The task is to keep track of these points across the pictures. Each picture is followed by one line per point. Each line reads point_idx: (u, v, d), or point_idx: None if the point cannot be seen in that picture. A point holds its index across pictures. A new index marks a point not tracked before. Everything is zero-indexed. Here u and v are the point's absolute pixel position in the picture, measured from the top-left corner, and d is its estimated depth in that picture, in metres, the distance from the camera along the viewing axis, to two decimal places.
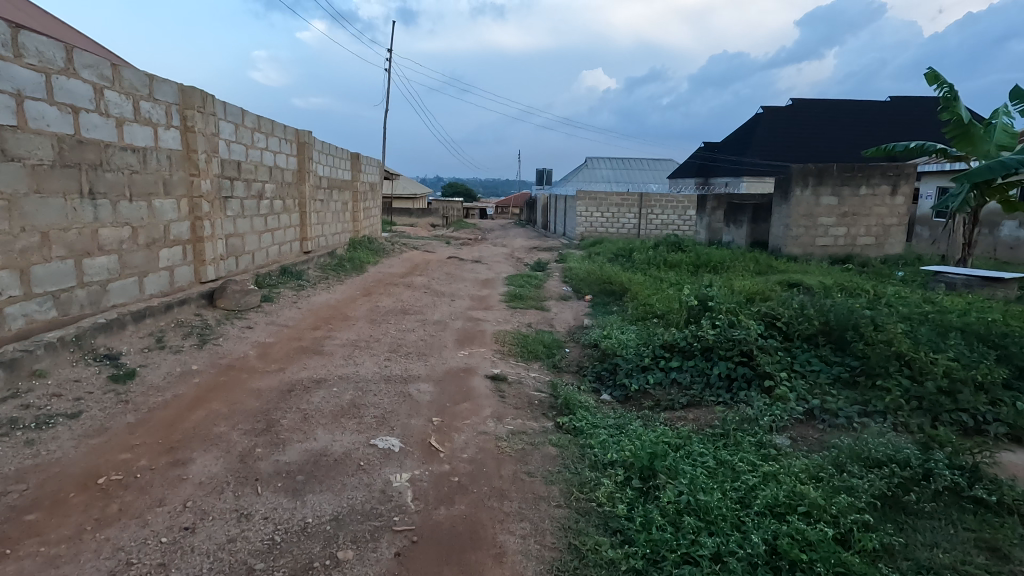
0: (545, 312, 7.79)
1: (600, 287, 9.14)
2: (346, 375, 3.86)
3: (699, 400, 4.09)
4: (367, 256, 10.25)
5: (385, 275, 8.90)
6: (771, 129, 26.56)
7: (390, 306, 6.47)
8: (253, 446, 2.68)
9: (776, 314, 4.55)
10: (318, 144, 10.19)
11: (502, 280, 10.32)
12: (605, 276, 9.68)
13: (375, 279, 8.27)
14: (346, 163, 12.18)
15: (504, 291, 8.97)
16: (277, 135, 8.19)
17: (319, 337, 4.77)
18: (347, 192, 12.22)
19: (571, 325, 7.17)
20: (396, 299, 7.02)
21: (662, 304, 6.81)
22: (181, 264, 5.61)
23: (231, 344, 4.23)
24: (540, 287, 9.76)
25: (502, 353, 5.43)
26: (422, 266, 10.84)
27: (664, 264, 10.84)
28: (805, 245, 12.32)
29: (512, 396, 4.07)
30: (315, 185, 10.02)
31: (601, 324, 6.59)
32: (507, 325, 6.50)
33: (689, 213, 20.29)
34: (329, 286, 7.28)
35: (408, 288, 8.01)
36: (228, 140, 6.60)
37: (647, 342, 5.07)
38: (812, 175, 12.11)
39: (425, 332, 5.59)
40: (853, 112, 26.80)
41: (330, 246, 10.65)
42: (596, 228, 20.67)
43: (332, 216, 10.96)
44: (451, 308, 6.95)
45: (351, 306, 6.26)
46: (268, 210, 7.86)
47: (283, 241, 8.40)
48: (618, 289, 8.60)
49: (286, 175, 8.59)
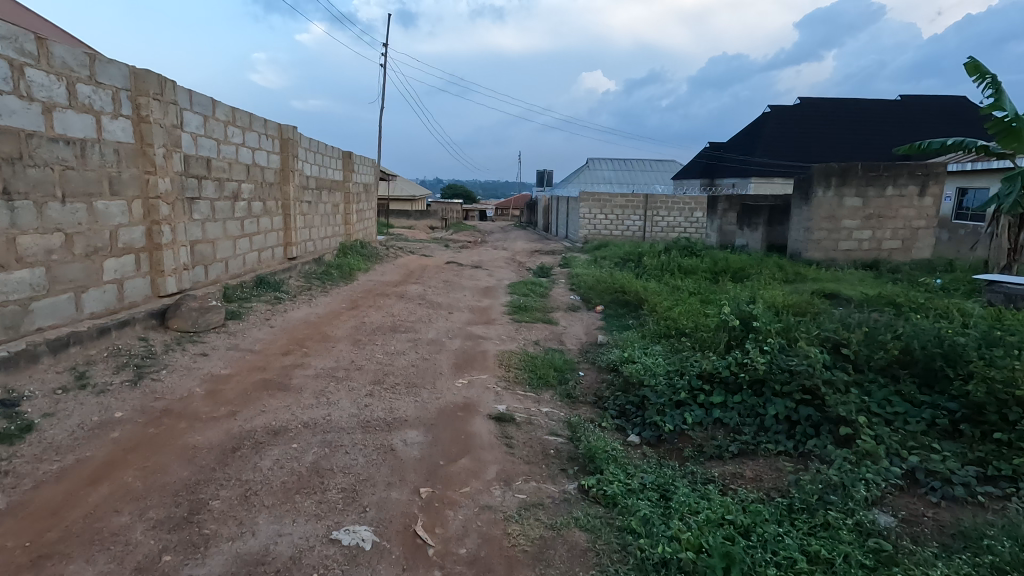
0: (554, 326, 6.99)
1: (611, 296, 8.36)
2: (312, 422, 3.05)
3: (754, 449, 3.31)
4: (358, 262, 9.46)
5: (376, 284, 8.12)
6: (780, 128, 25.76)
7: (378, 323, 5.67)
8: (160, 551, 1.89)
9: (841, 338, 3.77)
10: (304, 140, 9.39)
11: (504, 288, 9.53)
12: (616, 283, 8.89)
13: (365, 289, 7.49)
14: (336, 162, 11.37)
15: (507, 302, 8.17)
16: (256, 130, 7.41)
17: (288, 365, 3.97)
18: (337, 194, 11.44)
19: (583, 342, 6.37)
20: (386, 313, 6.22)
21: (687, 319, 6.04)
22: (134, 276, 4.82)
23: (174, 379, 3.42)
24: (545, 296, 8.98)
25: (507, 380, 4.63)
26: (417, 273, 10.06)
27: (679, 270, 10.05)
28: (828, 249, 11.54)
29: (522, 445, 3.27)
30: (301, 186, 9.24)
31: (619, 342, 5.80)
32: (512, 343, 5.71)
33: (697, 215, 19.52)
34: (311, 298, 6.48)
35: (401, 299, 7.23)
36: (195, 133, 5.83)
37: (679, 368, 4.29)
38: (835, 175, 11.33)
39: (417, 355, 4.80)
40: (861, 111, 26.11)
41: (318, 251, 9.87)
42: (600, 231, 19.90)
43: (321, 219, 10.17)
44: (447, 323, 6.16)
45: (332, 323, 5.46)
46: (245, 212, 7.08)
47: (264, 246, 7.62)
48: (632, 299, 7.81)
49: (268, 172, 7.83)
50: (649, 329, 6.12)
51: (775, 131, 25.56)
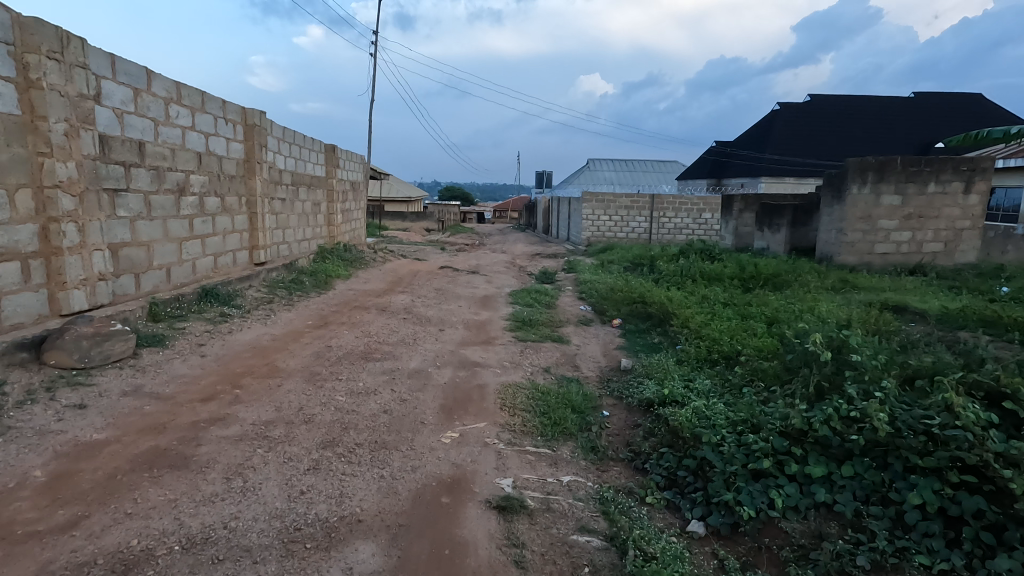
0: (565, 346, 5.82)
1: (629, 307, 7.19)
2: (200, 541, 1.88)
3: (896, 563, 2.15)
4: (338, 268, 8.28)
5: (356, 294, 6.95)
6: (790, 125, 24.64)
7: (349, 347, 4.49)
8: None
9: (997, 385, 2.63)
10: (276, 129, 8.21)
11: (503, 298, 8.36)
12: (634, 292, 7.72)
13: (340, 301, 6.31)
14: (317, 156, 10.19)
15: (508, 314, 7.01)
16: (211, 112, 6.26)
17: (203, 421, 2.78)
18: (318, 191, 10.26)
19: (603, 369, 5.19)
20: (360, 333, 5.04)
21: (733, 342, 4.88)
22: (18, 290, 3.66)
23: (8, 455, 2.25)
24: (551, 307, 7.81)
25: (512, 432, 3.45)
26: (406, 280, 8.88)
27: (703, 277, 8.89)
28: (863, 253, 10.41)
29: (541, 562, 2.11)
30: (272, 181, 8.06)
31: (649, 370, 4.65)
32: (517, 372, 4.54)
33: (707, 217, 18.41)
34: (270, 312, 5.30)
35: (382, 313, 6.04)
36: (120, 108, 4.67)
37: (747, 417, 3.14)
38: (872, 170, 10.20)
39: (392, 396, 3.61)
40: (875, 109, 25.03)
41: (293, 255, 8.70)
42: (603, 233, 18.76)
43: (296, 218, 9.00)
44: (435, 346, 4.98)
45: (288, 348, 4.27)
46: (196, 209, 5.93)
47: (221, 250, 6.48)
48: (655, 311, 6.64)
49: (228, 163, 6.67)
50: (685, 353, 4.96)
51: (785, 128, 24.46)
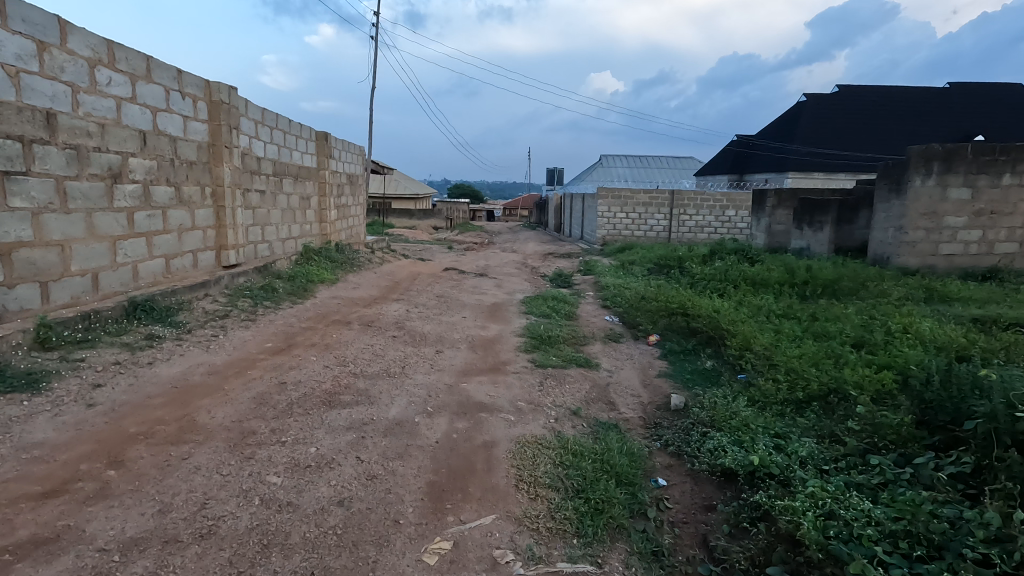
0: (595, 373, 4.64)
1: (668, 320, 5.99)
2: None
3: None
4: (324, 271, 7.15)
5: (340, 304, 5.81)
6: (818, 117, 23.19)
7: (313, 383, 3.34)
8: None
9: None
10: (253, 109, 7.09)
11: (515, 306, 7.19)
12: (671, 301, 6.52)
13: (317, 314, 5.15)
14: (307, 145, 9.09)
15: (521, 328, 5.83)
16: (160, 82, 5.13)
17: (12, 551, 1.67)
18: (308, 184, 9.14)
19: (647, 409, 3.99)
20: (334, 360, 3.89)
21: (824, 377, 3.69)
22: None
23: None
24: (570, 318, 6.62)
25: (536, 531, 2.27)
26: (403, 285, 7.73)
27: (747, 282, 7.65)
28: (925, 254, 9.11)
29: None
30: (248, 169, 6.94)
31: (715, 415, 3.47)
32: (536, 418, 3.36)
33: (731, 214, 17.09)
34: (221, 330, 4.17)
35: (367, 329, 4.89)
36: (12, 66, 3.58)
37: (917, 530, 1.94)
38: (938, 159, 8.88)
39: (355, 469, 2.44)
40: (908, 100, 23.50)
41: (274, 256, 7.59)
42: (619, 232, 17.53)
43: (279, 214, 7.89)
44: (429, 378, 3.81)
45: (223, 387, 3.12)
46: (139, 200, 4.82)
47: (177, 249, 5.38)
48: (702, 326, 5.46)
49: (185, 147, 5.55)
50: (756, 390, 3.77)
51: (812, 120, 23.03)
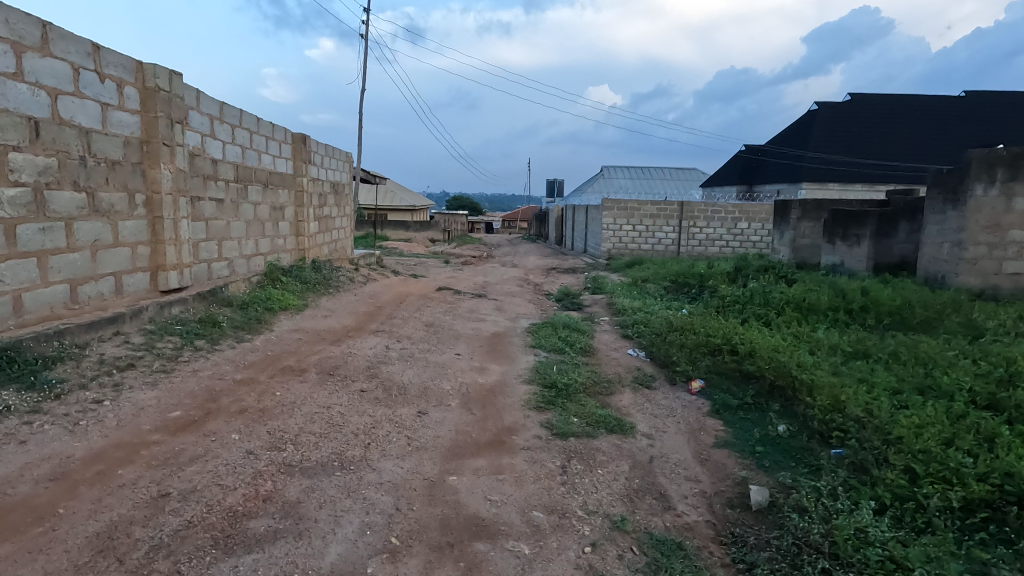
0: (633, 444, 3.43)
1: (712, 360, 4.80)
2: None
3: None
4: (290, 294, 5.96)
5: (299, 341, 4.60)
6: (831, 126, 22.15)
7: (213, 493, 2.13)
8: None
9: None
10: (207, 101, 5.94)
11: (518, 337, 5.99)
12: (711, 333, 5.33)
13: (264, 357, 3.94)
14: (280, 147, 7.94)
15: (528, 371, 4.63)
16: (65, 58, 3.98)
17: None
18: (281, 193, 7.98)
19: (716, 507, 2.79)
20: (265, 441, 2.67)
21: (983, 469, 2.51)
22: None
23: None
24: (586, 354, 5.41)
25: None
26: (385, 310, 6.53)
27: (792, 308, 6.48)
28: (988, 272, 7.94)
29: None
30: (199, 173, 5.78)
31: (832, 532, 2.30)
32: (563, 549, 2.15)
33: (743, 226, 15.96)
34: (111, 390, 2.96)
35: (326, 380, 3.68)
36: None
37: None
38: (1002, 165, 7.74)
39: None
40: (924, 108, 22.43)
41: (233, 277, 6.41)
42: (625, 246, 16.40)
43: (242, 226, 6.72)
44: (402, 469, 2.60)
45: (57, 509, 1.92)
46: (24, 209, 3.66)
47: (89, 272, 4.21)
48: (760, 370, 4.28)
49: (104, 142, 4.39)
50: (879, 483, 2.60)
51: (824, 129, 22.00)
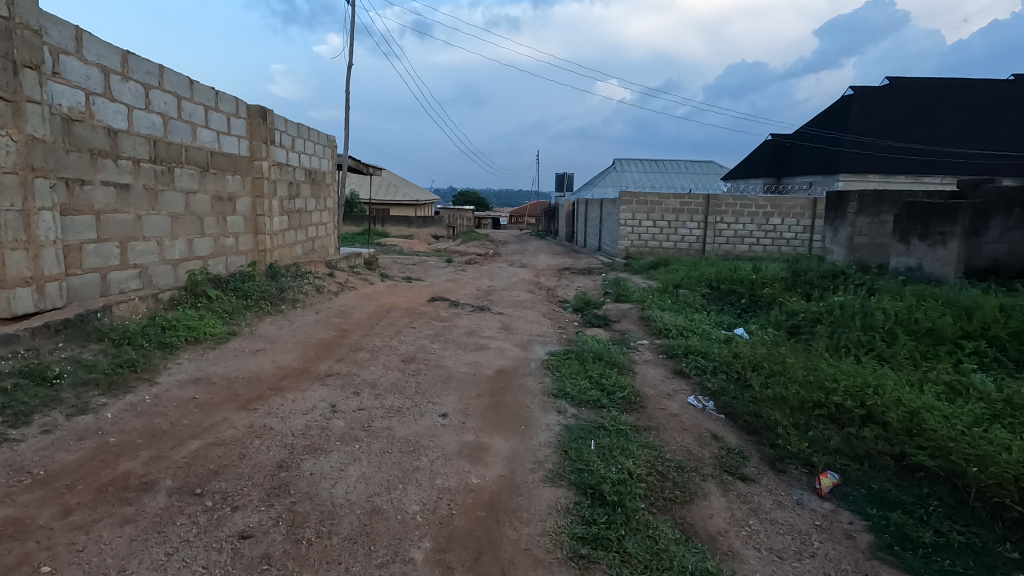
0: None
1: (844, 434, 3.03)
2: None
3: None
4: (212, 317, 4.27)
5: (182, 405, 2.88)
6: (869, 112, 20.10)
7: None
8: None
9: None
10: (99, 46, 4.23)
11: (529, 377, 4.26)
12: (825, 381, 3.55)
13: (90, 455, 2.23)
14: (228, 122, 6.20)
15: (550, 453, 2.89)
16: None
17: None
18: (229, 179, 6.25)
19: None
20: None
21: None
22: None
23: None
24: (632, 411, 3.66)
25: None
26: (348, 336, 4.82)
27: (912, 338, 4.66)
28: None
29: None
30: (81, 145, 4.05)
31: None
32: None
33: (776, 223, 14.11)
34: None
35: (180, 512, 1.95)
36: None
37: None
38: None
39: None
40: (972, 94, 20.29)
41: (144, 290, 4.70)
42: (645, 244, 14.60)
43: (162, 221, 5.01)
44: None
45: None
46: None
47: None
48: (953, 469, 2.53)
49: None
50: None
51: (862, 116, 19.97)
